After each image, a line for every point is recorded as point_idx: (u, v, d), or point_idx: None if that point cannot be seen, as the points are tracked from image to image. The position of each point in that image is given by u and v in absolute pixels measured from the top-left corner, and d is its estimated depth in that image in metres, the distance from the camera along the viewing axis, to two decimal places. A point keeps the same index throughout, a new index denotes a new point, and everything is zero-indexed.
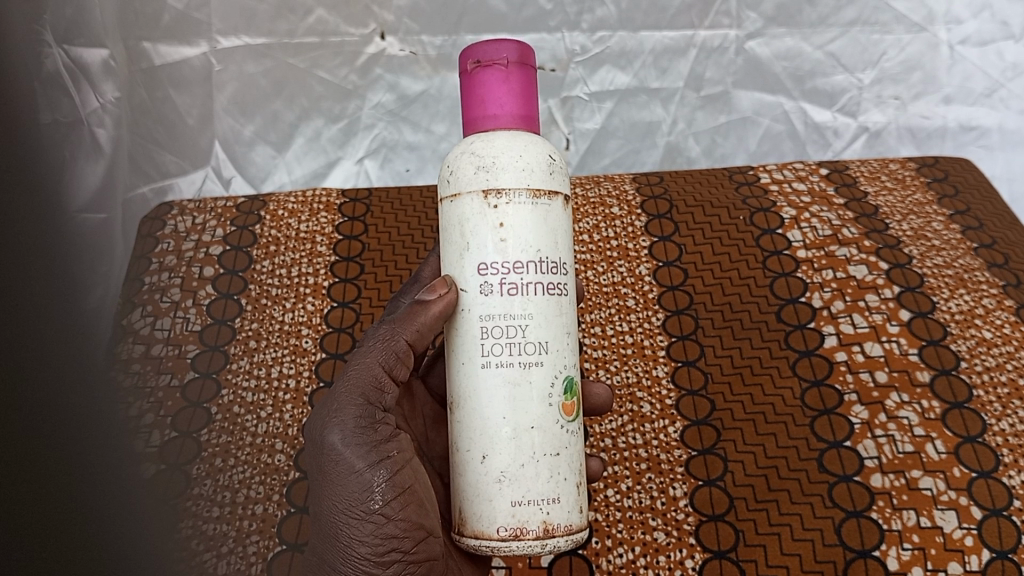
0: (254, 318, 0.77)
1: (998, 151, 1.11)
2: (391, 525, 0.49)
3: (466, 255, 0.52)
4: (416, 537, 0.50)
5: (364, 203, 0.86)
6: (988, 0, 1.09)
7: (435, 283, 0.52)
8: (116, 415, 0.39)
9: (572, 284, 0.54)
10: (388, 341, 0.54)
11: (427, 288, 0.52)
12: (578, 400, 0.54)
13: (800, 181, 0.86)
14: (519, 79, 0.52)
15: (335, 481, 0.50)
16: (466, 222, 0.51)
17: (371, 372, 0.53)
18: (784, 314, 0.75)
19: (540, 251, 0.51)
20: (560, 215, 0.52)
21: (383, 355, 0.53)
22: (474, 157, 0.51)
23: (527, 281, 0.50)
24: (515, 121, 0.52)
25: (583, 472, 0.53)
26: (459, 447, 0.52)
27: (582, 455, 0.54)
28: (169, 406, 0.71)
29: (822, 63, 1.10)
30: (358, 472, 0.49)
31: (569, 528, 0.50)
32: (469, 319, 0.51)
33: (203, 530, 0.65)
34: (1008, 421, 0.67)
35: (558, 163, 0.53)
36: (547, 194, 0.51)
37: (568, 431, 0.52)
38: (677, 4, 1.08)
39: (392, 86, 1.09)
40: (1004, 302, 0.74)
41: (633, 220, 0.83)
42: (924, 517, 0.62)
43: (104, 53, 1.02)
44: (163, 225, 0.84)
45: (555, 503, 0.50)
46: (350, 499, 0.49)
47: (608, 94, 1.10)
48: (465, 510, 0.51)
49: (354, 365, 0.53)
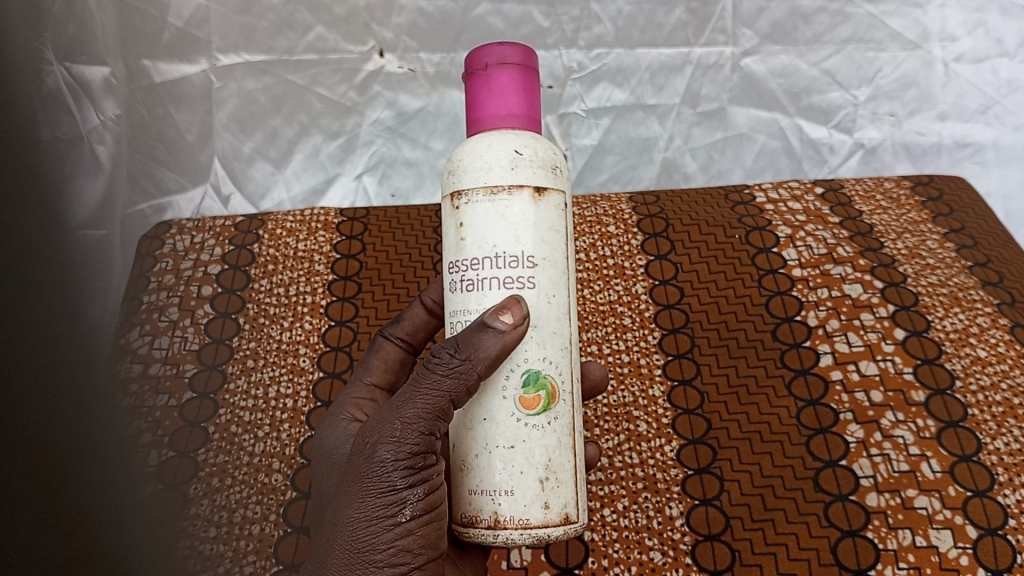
0: (252, 337, 0.77)
1: (993, 167, 1.12)
2: (409, 540, 0.49)
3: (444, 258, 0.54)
4: (429, 555, 0.50)
5: (362, 222, 0.86)
6: (982, 18, 1.10)
7: (505, 306, 0.49)
8: (108, 421, 0.44)
9: (552, 277, 0.51)
10: (461, 371, 0.48)
11: (500, 313, 0.49)
12: (554, 394, 0.51)
13: (796, 200, 0.86)
14: (500, 80, 0.51)
15: (368, 490, 0.49)
16: (443, 226, 0.53)
17: (437, 397, 0.49)
18: (780, 332, 0.75)
19: (497, 246, 0.50)
20: (526, 209, 0.50)
21: (454, 384, 0.49)
22: (450, 163, 0.53)
23: (482, 277, 0.50)
24: (495, 121, 0.52)
25: (559, 468, 0.51)
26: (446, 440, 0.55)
27: (557, 449, 0.51)
28: (167, 425, 0.72)
29: (817, 80, 1.11)
30: (395, 487, 0.48)
31: (523, 522, 0.49)
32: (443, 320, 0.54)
33: (200, 550, 0.66)
34: (1004, 440, 0.67)
35: (527, 156, 0.50)
36: (507, 189, 0.50)
37: (528, 425, 0.50)
38: (673, 21, 1.09)
39: (391, 103, 1.10)
40: (998, 320, 0.74)
41: (629, 239, 0.84)
42: (920, 536, 0.63)
43: (105, 71, 1.03)
44: (161, 244, 0.85)
45: (508, 495, 0.49)
46: (378, 510, 0.49)
47: (606, 110, 1.11)
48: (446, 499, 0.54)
49: (422, 380, 0.49)
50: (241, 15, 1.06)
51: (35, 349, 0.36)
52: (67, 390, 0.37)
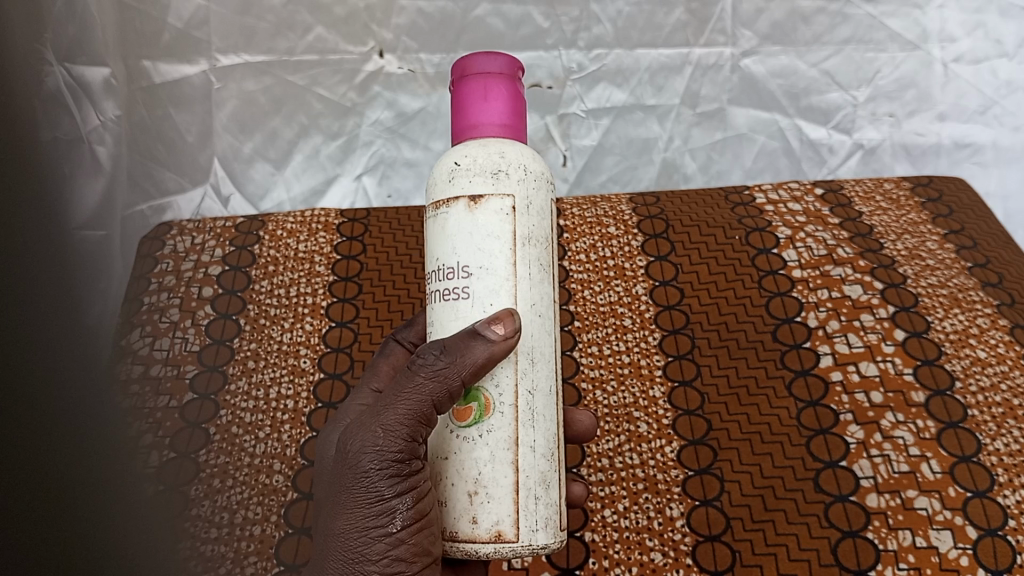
0: (253, 338, 0.77)
1: (992, 168, 1.12)
2: (402, 550, 0.49)
3: None
4: (423, 563, 0.50)
5: (362, 223, 0.86)
6: (981, 19, 1.10)
7: (497, 317, 0.49)
8: (107, 422, 0.44)
9: (491, 286, 0.50)
10: (442, 377, 0.48)
11: (492, 324, 0.49)
12: (489, 407, 0.50)
13: (795, 201, 0.87)
14: (463, 91, 0.53)
15: (356, 500, 0.50)
16: None
17: (418, 403, 0.49)
18: (780, 333, 0.75)
19: (437, 260, 0.52)
20: (460, 221, 0.51)
21: (435, 390, 0.49)
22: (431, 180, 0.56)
23: (429, 290, 0.53)
24: (460, 133, 0.53)
25: (493, 484, 0.49)
26: None
27: (492, 464, 0.49)
28: (168, 426, 0.72)
29: (817, 81, 1.11)
30: (382, 496, 0.49)
31: (451, 534, 0.50)
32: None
33: (201, 552, 0.66)
34: (1004, 441, 0.67)
35: (465, 167, 0.51)
36: (445, 202, 0.51)
37: (458, 436, 0.50)
38: (673, 22, 1.10)
39: (391, 104, 1.10)
40: (998, 321, 0.74)
41: (629, 240, 0.84)
42: (920, 537, 0.63)
43: (105, 72, 1.02)
44: (162, 245, 0.85)
45: (441, 507, 0.50)
46: (365, 518, 0.50)
47: (605, 111, 1.12)
48: None
49: (403, 385, 0.49)
50: (240, 16, 1.06)
51: (38, 348, 0.37)
52: (62, 391, 0.37)
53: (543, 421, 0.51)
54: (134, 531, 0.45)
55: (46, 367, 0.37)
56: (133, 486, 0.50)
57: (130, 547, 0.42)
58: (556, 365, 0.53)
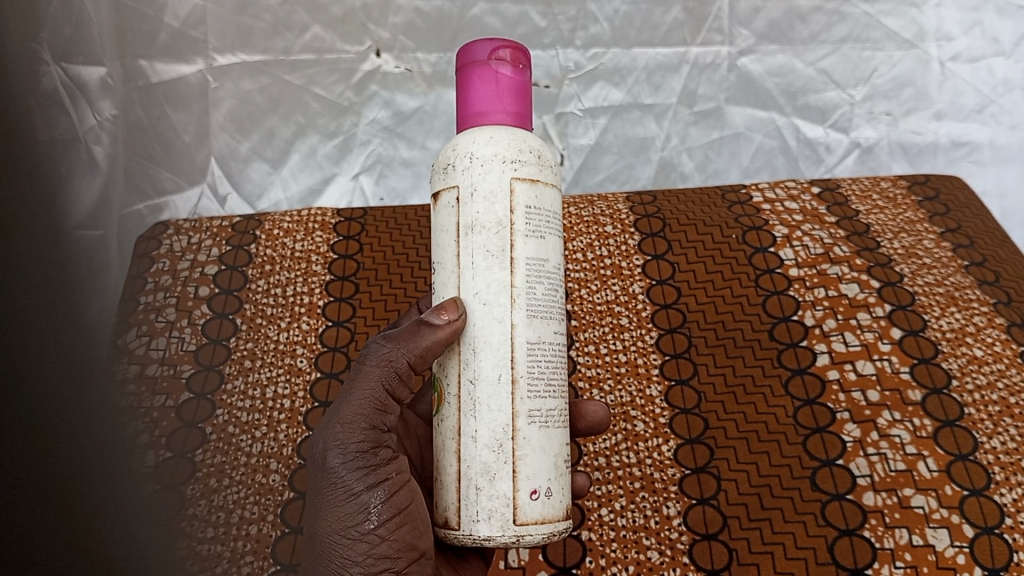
0: (250, 337, 0.77)
1: (989, 166, 1.12)
2: (385, 545, 0.50)
3: None
4: (410, 557, 0.50)
5: (359, 222, 0.86)
6: (978, 18, 1.10)
7: (442, 305, 0.50)
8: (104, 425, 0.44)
9: (445, 279, 0.52)
10: (390, 361, 0.52)
11: (436, 311, 0.50)
12: (442, 395, 0.52)
13: (792, 200, 0.87)
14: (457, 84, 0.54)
15: (331, 501, 0.50)
16: None
17: (372, 391, 0.51)
18: (777, 331, 0.75)
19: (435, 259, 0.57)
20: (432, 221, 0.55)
21: (384, 374, 0.52)
22: None
23: None
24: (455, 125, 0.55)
25: (445, 472, 0.51)
26: None
27: (444, 453, 0.51)
28: (165, 426, 0.72)
29: (814, 80, 1.11)
30: (355, 492, 0.49)
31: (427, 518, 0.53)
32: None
33: (197, 551, 0.66)
34: (1001, 439, 0.67)
35: (440, 165, 0.54)
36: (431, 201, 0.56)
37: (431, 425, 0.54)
38: (670, 21, 1.09)
39: (388, 103, 1.10)
40: (994, 319, 0.74)
41: (627, 239, 0.84)
42: (917, 535, 0.63)
43: (103, 71, 1.03)
44: (159, 245, 0.85)
45: None
46: (344, 519, 0.49)
47: (602, 110, 1.11)
48: None
49: (357, 379, 0.52)
50: (237, 16, 1.06)
51: (33, 348, 0.36)
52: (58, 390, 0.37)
53: (488, 411, 0.49)
54: (130, 535, 0.45)
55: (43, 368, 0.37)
56: (130, 490, 0.50)
57: (126, 550, 0.42)
58: (512, 354, 0.50)
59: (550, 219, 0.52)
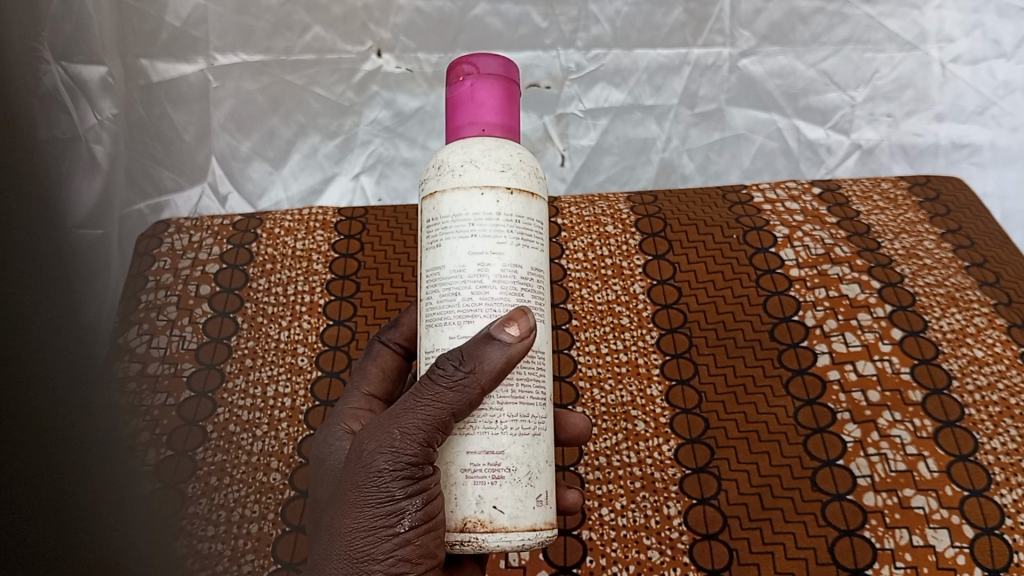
0: (251, 336, 0.77)
1: (990, 168, 1.13)
2: (407, 550, 0.49)
3: None
4: (428, 564, 0.50)
5: (360, 221, 0.86)
6: (979, 19, 1.10)
7: (511, 318, 0.49)
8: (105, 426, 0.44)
9: None
10: (463, 387, 0.48)
11: (506, 325, 0.49)
12: None
13: (793, 200, 0.87)
14: None
15: (366, 499, 0.49)
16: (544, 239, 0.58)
17: (440, 408, 0.48)
18: (777, 332, 0.75)
19: None
20: None
21: (458, 398, 0.48)
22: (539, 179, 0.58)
23: None
24: None
25: None
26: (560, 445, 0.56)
27: None
28: (165, 424, 0.72)
29: (815, 81, 1.11)
30: (394, 497, 0.48)
31: None
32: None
33: (198, 549, 0.65)
34: (1001, 440, 0.67)
35: None
36: None
37: None
38: (671, 22, 1.10)
39: (389, 103, 1.10)
40: (995, 320, 0.74)
41: (627, 239, 0.84)
42: (917, 536, 0.63)
43: (103, 70, 1.02)
44: (160, 243, 0.85)
45: None
46: (373, 519, 0.49)
47: (604, 111, 1.12)
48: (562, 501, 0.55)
49: (422, 390, 0.49)
50: (239, 15, 1.06)
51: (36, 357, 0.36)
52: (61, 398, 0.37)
53: None
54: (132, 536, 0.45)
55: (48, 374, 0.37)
56: (127, 487, 0.50)
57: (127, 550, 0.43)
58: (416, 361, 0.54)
59: (447, 225, 0.51)
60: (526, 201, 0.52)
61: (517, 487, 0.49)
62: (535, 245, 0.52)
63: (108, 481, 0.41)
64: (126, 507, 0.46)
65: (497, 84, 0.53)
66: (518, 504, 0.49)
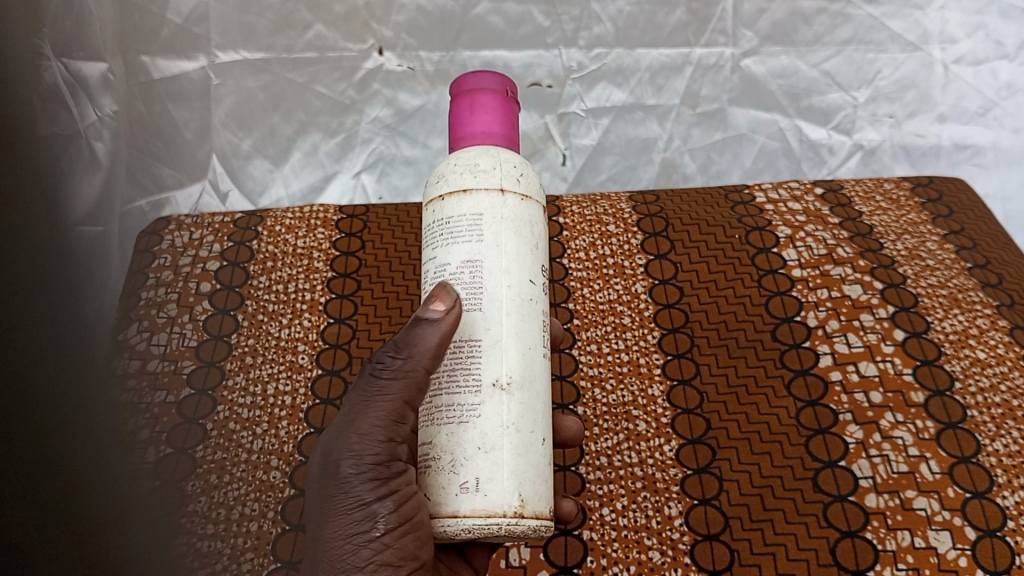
0: (251, 334, 0.77)
1: (992, 169, 1.12)
2: (387, 554, 0.49)
3: (538, 254, 0.53)
4: (412, 566, 0.50)
5: (361, 219, 0.86)
6: (982, 20, 1.10)
7: (433, 295, 0.50)
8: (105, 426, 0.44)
9: None
10: (406, 372, 0.51)
11: (431, 303, 0.50)
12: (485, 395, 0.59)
13: (796, 200, 0.86)
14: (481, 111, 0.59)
15: (338, 508, 0.50)
16: (537, 227, 0.54)
17: (385, 404, 0.51)
18: (779, 332, 0.75)
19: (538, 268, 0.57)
20: None
21: (399, 390, 0.51)
22: (536, 176, 0.55)
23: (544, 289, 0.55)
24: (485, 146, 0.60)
25: None
26: (544, 435, 0.51)
27: None
28: (165, 422, 0.71)
29: (817, 81, 1.11)
30: (362, 499, 0.50)
31: None
32: (533, 308, 0.52)
33: (197, 547, 0.65)
34: (1003, 442, 0.67)
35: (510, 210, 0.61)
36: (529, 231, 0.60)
37: None
38: (674, 22, 1.09)
39: (390, 101, 1.10)
40: (997, 322, 0.74)
41: (629, 238, 0.84)
42: (919, 537, 0.62)
43: (103, 66, 1.01)
44: (160, 240, 0.85)
45: None
46: (350, 526, 0.50)
47: (605, 110, 1.11)
48: (545, 495, 0.50)
49: (366, 392, 0.52)
50: (239, 13, 1.06)
51: (36, 355, 0.36)
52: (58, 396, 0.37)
53: None
54: (132, 539, 0.45)
55: (44, 374, 0.37)
56: (127, 484, 0.50)
57: (126, 552, 0.42)
58: None
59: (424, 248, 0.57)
60: (460, 198, 0.52)
61: (441, 475, 0.48)
62: (463, 239, 0.51)
63: (107, 479, 0.41)
64: (127, 506, 0.46)
65: (461, 98, 0.55)
66: (443, 491, 0.48)
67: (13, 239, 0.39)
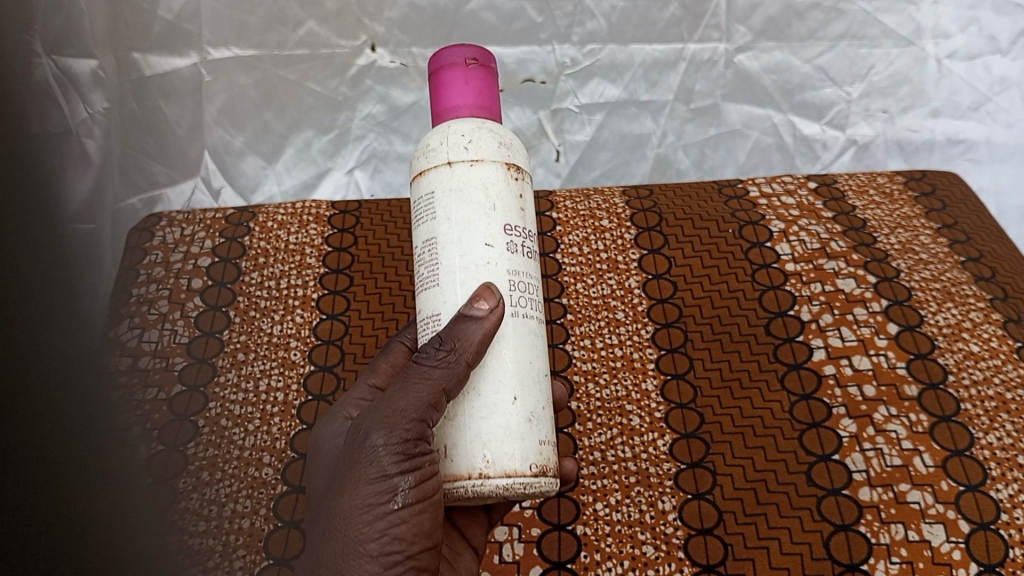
0: (242, 330, 0.76)
1: (985, 164, 1.13)
2: (402, 529, 0.47)
3: (494, 215, 0.50)
4: (423, 544, 0.48)
5: (354, 215, 0.86)
6: (976, 15, 1.09)
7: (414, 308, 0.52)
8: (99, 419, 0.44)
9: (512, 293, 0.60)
10: (449, 363, 0.48)
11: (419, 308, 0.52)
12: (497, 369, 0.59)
13: (789, 194, 0.86)
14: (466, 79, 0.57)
15: (360, 477, 0.48)
16: (490, 187, 0.51)
17: (428, 386, 0.48)
18: (773, 326, 0.75)
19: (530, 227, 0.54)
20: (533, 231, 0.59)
21: (443, 375, 0.48)
22: (495, 133, 0.52)
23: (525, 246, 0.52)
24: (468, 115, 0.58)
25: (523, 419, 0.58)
26: (511, 395, 0.50)
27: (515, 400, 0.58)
28: (156, 418, 0.71)
29: (810, 77, 1.11)
30: (386, 473, 0.47)
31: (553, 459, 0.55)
32: (491, 272, 0.50)
33: (189, 545, 0.65)
34: (996, 434, 0.67)
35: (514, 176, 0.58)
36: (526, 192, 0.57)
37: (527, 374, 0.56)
38: (667, 17, 1.08)
39: (383, 98, 1.10)
40: (991, 314, 0.74)
41: (623, 233, 0.84)
42: (913, 530, 0.62)
43: (93, 64, 0.99)
44: (151, 237, 0.84)
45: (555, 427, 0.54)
46: (368, 496, 0.47)
47: (599, 106, 1.11)
48: (521, 452, 0.49)
49: (412, 372, 0.49)
50: (229, 9, 1.05)
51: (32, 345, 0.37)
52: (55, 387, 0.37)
53: None
54: (124, 533, 0.45)
55: (39, 367, 0.37)
56: (123, 484, 0.51)
57: (120, 544, 0.42)
58: None
59: None
60: (418, 183, 0.53)
61: None
62: (422, 220, 0.52)
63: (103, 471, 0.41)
64: (122, 504, 0.46)
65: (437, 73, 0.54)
66: None
67: (14, 230, 0.39)
